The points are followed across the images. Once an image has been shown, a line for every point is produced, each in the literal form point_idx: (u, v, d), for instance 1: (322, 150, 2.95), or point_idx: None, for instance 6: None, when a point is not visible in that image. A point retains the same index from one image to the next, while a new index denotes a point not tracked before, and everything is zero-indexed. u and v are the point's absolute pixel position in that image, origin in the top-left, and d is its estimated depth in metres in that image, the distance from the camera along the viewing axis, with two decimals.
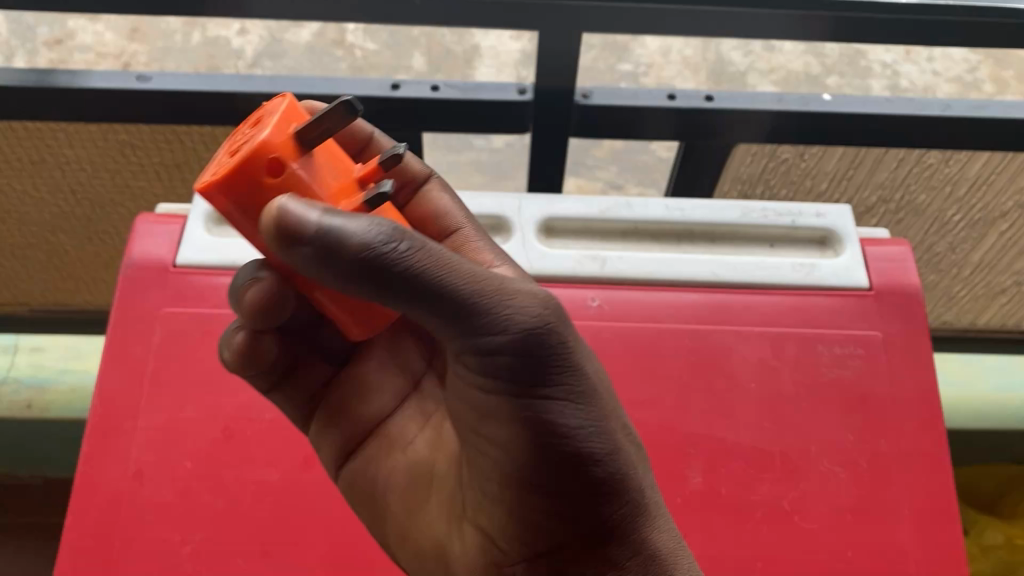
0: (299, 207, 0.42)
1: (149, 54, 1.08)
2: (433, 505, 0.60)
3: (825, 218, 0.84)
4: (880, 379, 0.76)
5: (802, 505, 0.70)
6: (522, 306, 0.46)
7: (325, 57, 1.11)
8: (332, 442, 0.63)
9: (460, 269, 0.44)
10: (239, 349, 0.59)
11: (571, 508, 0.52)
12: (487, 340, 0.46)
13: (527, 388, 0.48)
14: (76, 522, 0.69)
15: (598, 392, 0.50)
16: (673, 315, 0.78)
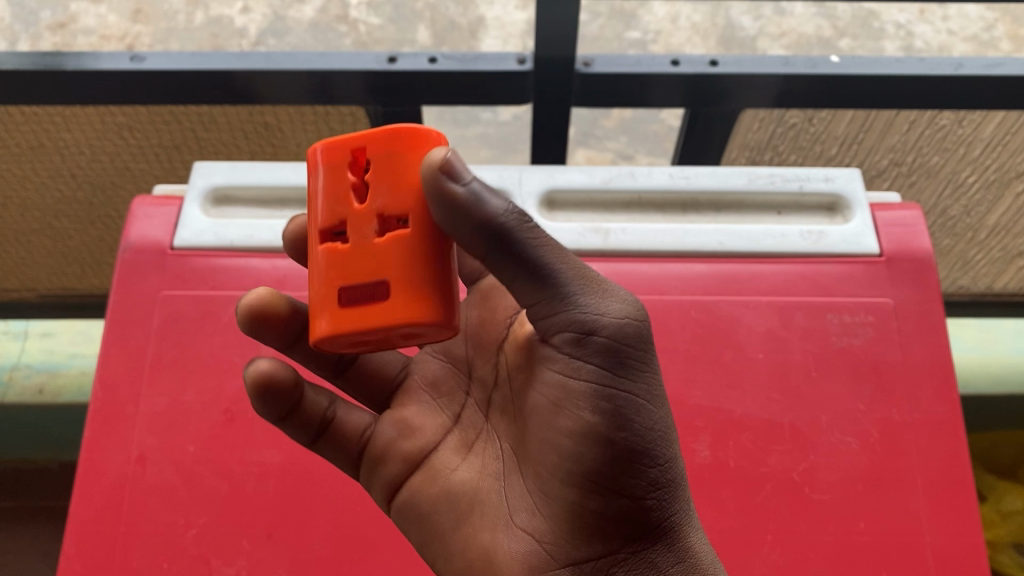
0: (459, 164, 0.47)
1: (152, 36, 1.06)
2: (477, 519, 0.54)
3: (834, 183, 0.82)
4: (892, 347, 0.74)
5: (813, 476, 0.69)
6: (623, 306, 0.51)
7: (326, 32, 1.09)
8: (382, 483, 0.58)
9: (575, 263, 0.50)
10: (258, 399, 0.58)
11: (628, 508, 0.50)
12: (592, 320, 0.50)
13: (616, 376, 0.50)
14: (81, 507, 0.69)
15: (667, 399, 0.52)
16: (678, 286, 0.77)
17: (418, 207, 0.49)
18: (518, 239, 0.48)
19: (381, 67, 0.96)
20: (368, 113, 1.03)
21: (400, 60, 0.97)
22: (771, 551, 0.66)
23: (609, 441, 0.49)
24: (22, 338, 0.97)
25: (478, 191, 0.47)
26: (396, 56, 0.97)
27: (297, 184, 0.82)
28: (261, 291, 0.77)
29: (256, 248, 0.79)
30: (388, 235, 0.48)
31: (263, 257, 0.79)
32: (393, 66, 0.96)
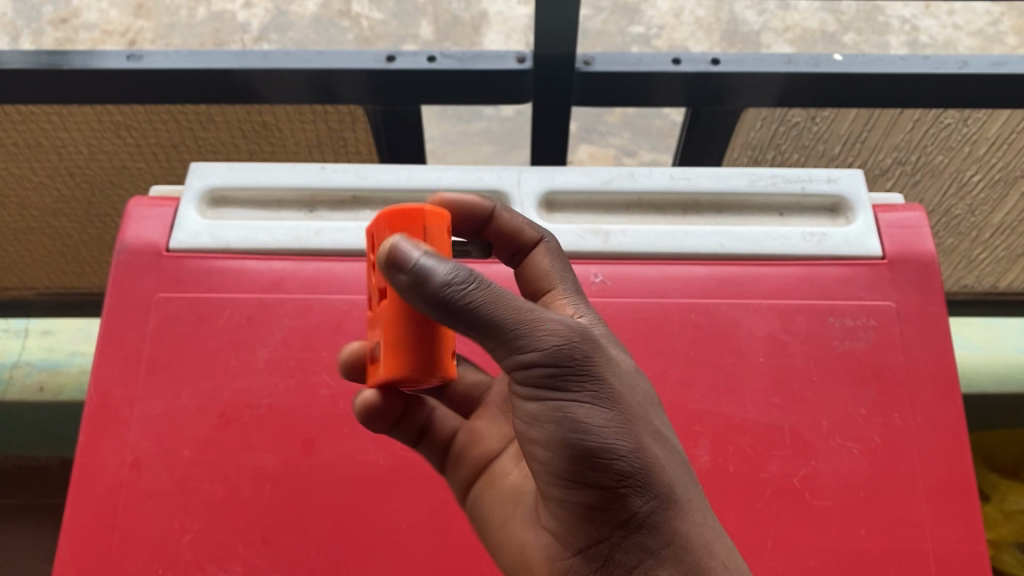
0: (406, 246, 0.47)
1: (154, 31, 1.05)
2: (517, 516, 0.58)
3: (837, 184, 0.81)
4: (895, 351, 0.73)
5: (814, 482, 0.68)
6: (555, 324, 0.48)
7: (328, 28, 1.08)
8: (459, 483, 0.64)
9: (509, 301, 0.47)
10: (367, 409, 0.62)
11: (602, 505, 0.49)
12: (524, 349, 0.47)
13: (555, 391, 0.48)
14: (76, 512, 0.68)
15: (622, 397, 0.49)
16: (678, 289, 0.76)
17: None
18: (464, 309, 0.46)
19: (379, 66, 0.95)
20: (367, 111, 1.03)
21: (399, 58, 0.96)
22: (771, 557, 0.65)
23: (563, 449, 0.48)
24: (23, 335, 0.99)
25: (424, 273, 0.45)
26: (395, 55, 0.96)
27: (294, 185, 0.81)
28: (257, 293, 0.76)
29: (252, 250, 0.78)
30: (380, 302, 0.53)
31: (259, 258, 0.78)
32: (392, 65, 0.95)
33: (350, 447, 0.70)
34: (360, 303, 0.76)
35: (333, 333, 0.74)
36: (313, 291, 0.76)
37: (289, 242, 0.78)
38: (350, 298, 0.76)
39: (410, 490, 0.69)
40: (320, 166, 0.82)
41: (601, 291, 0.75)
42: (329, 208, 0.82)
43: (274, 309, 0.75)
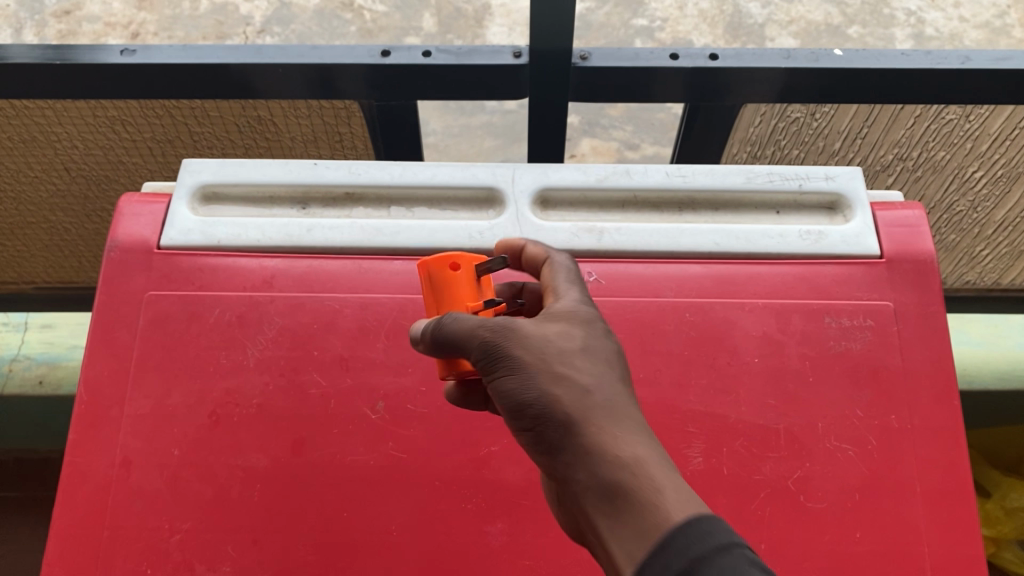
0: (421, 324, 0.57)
1: (157, 22, 1.49)
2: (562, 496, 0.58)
3: (835, 182, 0.80)
4: (891, 352, 0.72)
5: (808, 485, 0.68)
6: (473, 320, 0.52)
7: (335, 20, 1.60)
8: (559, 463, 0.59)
9: (445, 319, 0.53)
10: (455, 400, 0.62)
11: (549, 459, 0.49)
12: (456, 347, 0.53)
13: (485, 372, 0.51)
14: (64, 511, 0.68)
15: (531, 354, 0.50)
16: (672, 288, 0.75)
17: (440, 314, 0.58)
18: (431, 345, 0.54)
19: (374, 61, 0.94)
20: (363, 106, 1.02)
21: (394, 52, 0.95)
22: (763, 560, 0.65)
23: (511, 423, 0.51)
24: None
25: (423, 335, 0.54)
26: (390, 49, 0.95)
27: (286, 182, 0.81)
28: (248, 291, 0.75)
29: (243, 248, 0.78)
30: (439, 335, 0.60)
31: (250, 256, 0.77)
32: (387, 60, 0.94)
33: (340, 448, 0.70)
34: (351, 301, 0.75)
35: (324, 331, 0.74)
36: (305, 290, 0.76)
37: (281, 239, 0.78)
38: (342, 296, 0.75)
39: (400, 491, 0.68)
40: (313, 162, 0.82)
41: (596, 289, 0.75)
42: (322, 204, 0.81)
43: (264, 308, 0.75)
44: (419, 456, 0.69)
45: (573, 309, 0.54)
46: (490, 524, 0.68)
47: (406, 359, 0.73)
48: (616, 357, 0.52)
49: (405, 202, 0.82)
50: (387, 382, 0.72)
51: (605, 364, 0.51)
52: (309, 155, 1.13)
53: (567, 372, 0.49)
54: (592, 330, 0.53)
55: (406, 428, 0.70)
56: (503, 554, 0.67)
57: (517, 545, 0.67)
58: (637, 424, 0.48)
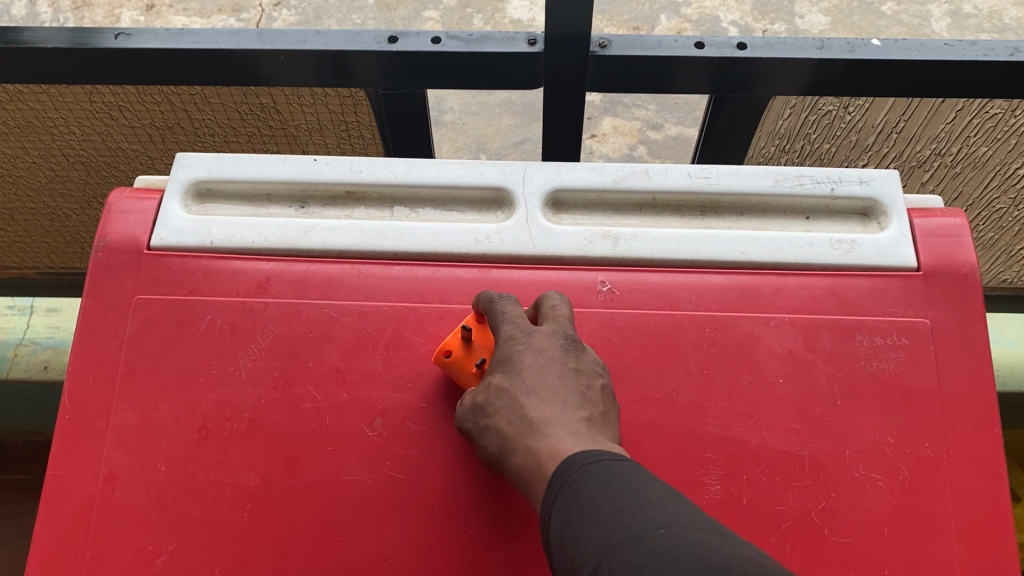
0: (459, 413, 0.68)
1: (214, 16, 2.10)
2: None
3: (870, 186, 0.74)
4: (927, 374, 0.67)
5: (833, 518, 0.63)
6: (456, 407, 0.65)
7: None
8: None
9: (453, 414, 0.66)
10: None
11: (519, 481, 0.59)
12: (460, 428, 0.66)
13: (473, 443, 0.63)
14: (47, 528, 0.65)
15: (474, 417, 0.61)
16: (692, 300, 0.70)
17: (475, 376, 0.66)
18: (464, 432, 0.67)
19: (380, 48, 0.88)
20: (369, 94, 0.96)
21: (402, 39, 0.89)
22: None
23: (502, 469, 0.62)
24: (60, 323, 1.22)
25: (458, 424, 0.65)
26: (397, 36, 0.89)
27: (283, 179, 0.76)
28: (242, 296, 0.71)
29: (237, 250, 0.73)
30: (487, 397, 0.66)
31: (244, 258, 0.73)
32: (395, 47, 0.88)
33: (334, 467, 0.66)
34: (350, 309, 0.70)
35: (319, 342, 0.69)
36: (300, 296, 0.71)
37: (276, 241, 0.73)
38: (340, 304, 0.71)
39: (398, 516, 0.64)
40: (312, 158, 0.77)
41: (609, 301, 0.70)
42: (321, 203, 0.77)
43: (258, 315, 0.70)
44: (418, 478, 0.65)
45: (503, 344, 0.62)
46: (491, 552, 0.63)
47: (406, 373, 0.68)
48: (536, 370, 0.60)
49: (409, 202, 0.77)
50: (386, 398, 0.67)
51: (518, 388, 0.59)
52: (317, 143, 1.09)
53: (488, 419, 0.60)
54: (514, 357, 0.61)
55: (405, 448, 0.66)
56: None
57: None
58: (546, 426, 0.56)
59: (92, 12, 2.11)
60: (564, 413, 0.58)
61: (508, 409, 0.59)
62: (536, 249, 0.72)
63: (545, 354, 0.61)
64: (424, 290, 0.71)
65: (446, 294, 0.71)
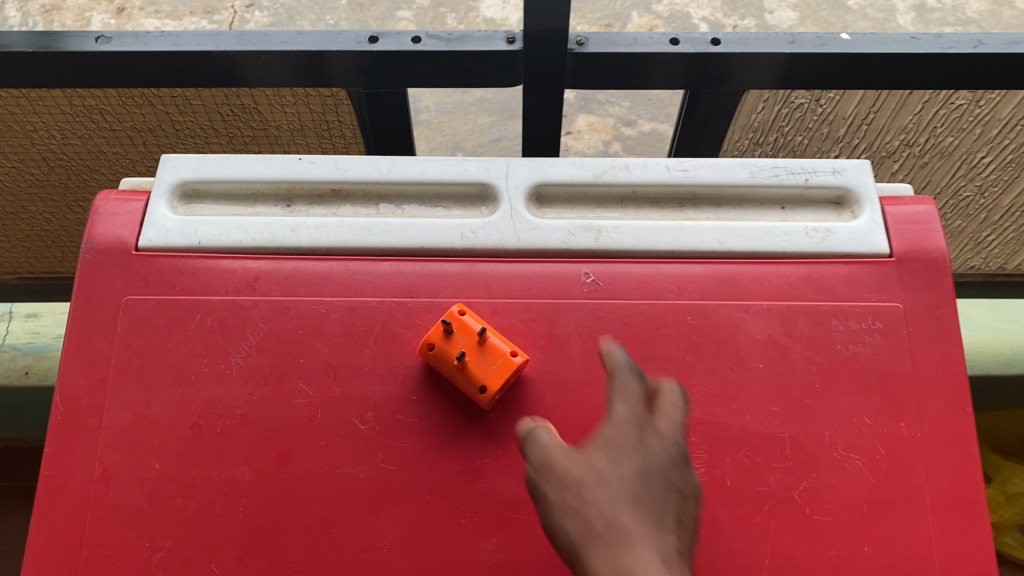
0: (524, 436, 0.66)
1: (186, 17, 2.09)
2: None
3: (842, 176, 0.77)
4: (901, 356, 0.69)
5: (814, 496, 0.65)
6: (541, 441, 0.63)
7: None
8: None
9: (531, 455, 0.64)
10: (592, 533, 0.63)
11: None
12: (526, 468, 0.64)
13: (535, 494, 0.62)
14: (42, 528, 0.66)
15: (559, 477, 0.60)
16: (673, 290, 0.72)
17: (447, 365, 0.67)
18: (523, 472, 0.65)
19: (360, 48, 0.89)
20: (350, 94, 0.98)
21: (382, 39, 0.91)
22: None
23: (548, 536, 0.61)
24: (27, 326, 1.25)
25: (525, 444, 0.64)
26: (378, 36, 0.91)
27: (269, 178, 0.77)
28: (231, 295, 0.72)
29: (225, 249, 0.74)
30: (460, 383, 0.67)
31: (232, 258, 0.74)
32: (375, 47, 0.90)
33: (327, 461, 0.67)
34: (339, 305, 0.72)
35: (310, 337, 0.71)
36: (289, 294, 0.72)
37: (263, 240, 0.74)
38: (328, 300, 0.72)
39: (391, 507, 0.65)
40: (297, 157, 0.78)
41: (593, 293, 0.72)
42: (306, 201, 0.78)
43: (248, 313, 0.71)
44: (411, 469, 0.67)
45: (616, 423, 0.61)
46: (484, 540, 0.65)
47: (396, 367, 0.69)
48: (640, 479, 0.59)
49: (394, 198, 0.78)
50: (377, 391, 0.69)
51: (615, 485, 0.59)
52: (298, 144, 1.10)
53: (576, 505, 0.58)
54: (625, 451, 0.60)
55: (397, 439, 0.67)
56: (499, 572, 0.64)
57: (513, 562, 0.64)
58: (634, 541, 0.55)
59: (61, 15, 2.09)
60: (650, 535, 0.56)
61: (601, 505, 0.58)
62: (521, 242, 0.73)
63: (656, 462, 0.60)
64: (412, 285, 0.72)
65: (433, 289, 0.72)
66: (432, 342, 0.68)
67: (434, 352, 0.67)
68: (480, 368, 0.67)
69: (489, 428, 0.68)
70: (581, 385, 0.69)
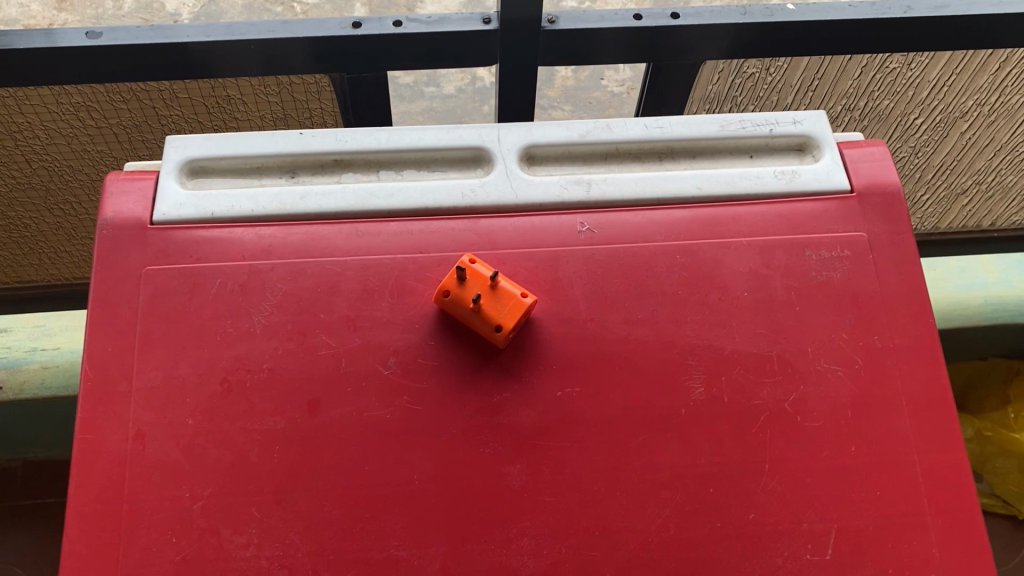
0: None
1: None
2: None
3: (802, 125, 0.84)
4: (869, 278, 0.77)
5: (803, 405, 0.72)
6: None
7: None
8: None
9: None
10: None
11: None
12: None
13: None
14: (81, 487, 0.68)
15: None
16: (661, 232, 0.78)
17: (463, 309, 0.72)
18: None
19: (345, 33, 0.95)
20: (334, 80, 1.03)
21: (365, 24, 0.96)
22: (768, 479, 0.69)
23: None
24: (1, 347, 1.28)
25: None
26: (361, 21, 0.96)
27: (274, 152, 0.81)
28: (247, 260, 0.76)
29: (237, 219, 0.78)
30: (475, 325, 0.73)
31: (246, 226, 0.77)
32: (359, 32, 0.95)
33: (355, 406, 0.71)
34: (353, 264, 0.76)
35: (328, 295, 0.75)
36: (304, 256, 0.76)
37: (274, 208, 0.78)
38: (342, 260, 0.76)
39: (418, 443, 0.70)
40: (298, 132, 0.82)
41: (589, 239, 0.77)
42: (310, 172, 0.82)
43: (266, 275, 0.75)
44: (435, 408, 0.71)
45: None
46: (508, 466, 0.69)
47: (413, 316, 0.74)
48: None
49: (394, 165, 0.83)
50: (396, 339, 0.73)
51: None
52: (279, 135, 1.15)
53: None
54: None
55: (419, 382, 0.72)
56: (525, 493, 0.69)
57: (537, 484, 0.69)
58: None
59: None
60: None
61: None
62: (517, 198, 0.79)
63: None
64: (420, 242, 0.77)
65: (440, 244, 0.77)
66: (447, 289, 0.72)
67: (449, 298, 0.72)
68: (494, 310, 0.72)
69: (504, 366, 0.73)
70: (585, 322, 0.74)
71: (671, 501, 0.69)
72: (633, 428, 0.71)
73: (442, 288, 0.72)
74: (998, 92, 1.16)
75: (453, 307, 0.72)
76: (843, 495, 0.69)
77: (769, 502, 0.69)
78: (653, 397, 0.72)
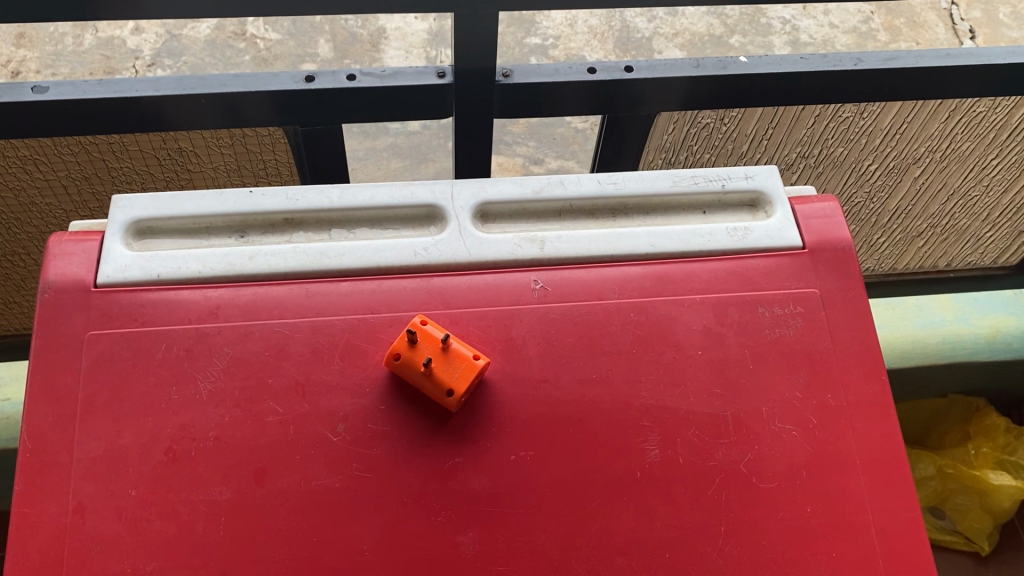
0: None
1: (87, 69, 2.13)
2: None
3: (754, 180, 0.85)
4: (822, 336, 0.77)
5: (759, 466, 0.72)
6: None
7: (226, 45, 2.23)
8: None
9: None
10: None
11: None
12: None
13: None
14: (18, 565, 0.66)
15: None
16: (615, 290, 0.78)
17: (413, 372, 0.71)
18: None
19: (297, 86, 0.94)
20: (289, 132, 1.03)
21: (318, 77, 0.95)
22: (724, 542, 0.69)
23: None
24: None
25: None
26: (314, 74, 0.96)
27: (221, 211, 0.80)
28: (194, 323, 0.74)
29: (185, 281, 0.76)
30: (425, 389, 0.71)
31: (192, 288, 0.76)
32: (311, 85, 0.94)
33: (304, 474, 0.69)
34: (302, 326, 0.75)
35: (276, 358, 0.73)
36: (252, 318, 0.75)
37: (222, 269, 0.77)
38: (291, 322, 0.75)
39: (369, 511, 0.68)
40: (248, 190, 0.81)
41: (543, 297, 0.77)
42: (260, 231, 0.81)
43: (212, 339, 0.74)
44: (385, 475, 0.70)
45: None
46: (461, 534, 0.68)
47: (363, 379, 0.73)
48: None
49: (346, 224, 0.82)
50: (347, 404, 0.72)
51: None
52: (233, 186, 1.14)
53: None
54: None
55: (370, 448, 0.70)
56: (478, 562, 0.67)
57: (490, 552, 0.68)
58: None
59: None
60: None
61: None
62: (471, 256, 0.78)
63: None
64: (371, 302, 0.76)
65: (392, 305, 0.76)
66: (398, 351, 0.71)
67: (400, 360, 0.71)
68: (446, 373, 0.71)
69: (456, 430, 0.72)
70: (539, 384, 0.74)
71: (627, 567, 0.68)
72: (588, 492, 0.70)
73: (393, 351, 0.71)
74: (949, 139, 1.17)
75: (404, 369, 0.71)
76: (798, 557, 0.69)
77: (725, 566, 0.68)
78: (607, 459, 0.71)
